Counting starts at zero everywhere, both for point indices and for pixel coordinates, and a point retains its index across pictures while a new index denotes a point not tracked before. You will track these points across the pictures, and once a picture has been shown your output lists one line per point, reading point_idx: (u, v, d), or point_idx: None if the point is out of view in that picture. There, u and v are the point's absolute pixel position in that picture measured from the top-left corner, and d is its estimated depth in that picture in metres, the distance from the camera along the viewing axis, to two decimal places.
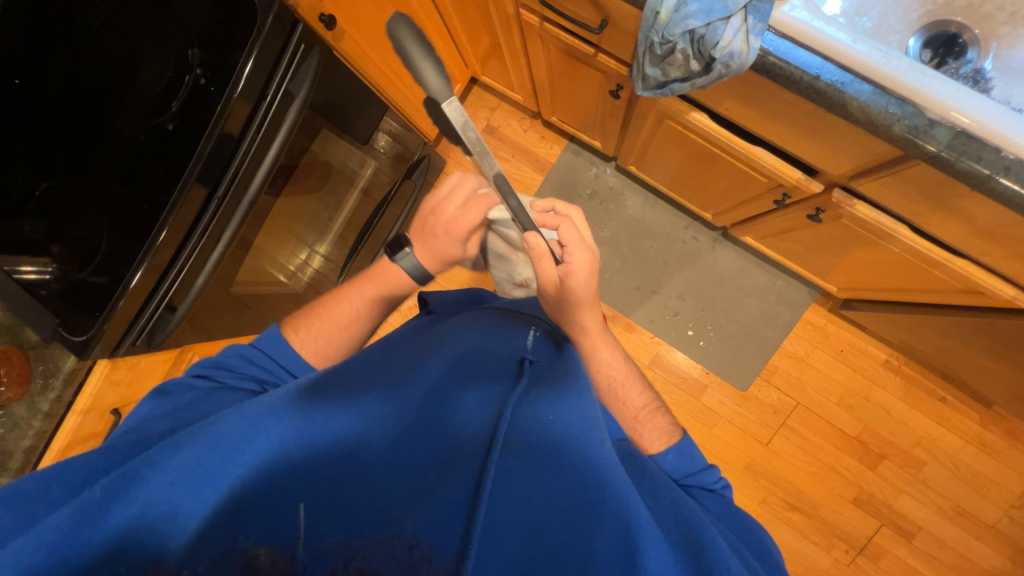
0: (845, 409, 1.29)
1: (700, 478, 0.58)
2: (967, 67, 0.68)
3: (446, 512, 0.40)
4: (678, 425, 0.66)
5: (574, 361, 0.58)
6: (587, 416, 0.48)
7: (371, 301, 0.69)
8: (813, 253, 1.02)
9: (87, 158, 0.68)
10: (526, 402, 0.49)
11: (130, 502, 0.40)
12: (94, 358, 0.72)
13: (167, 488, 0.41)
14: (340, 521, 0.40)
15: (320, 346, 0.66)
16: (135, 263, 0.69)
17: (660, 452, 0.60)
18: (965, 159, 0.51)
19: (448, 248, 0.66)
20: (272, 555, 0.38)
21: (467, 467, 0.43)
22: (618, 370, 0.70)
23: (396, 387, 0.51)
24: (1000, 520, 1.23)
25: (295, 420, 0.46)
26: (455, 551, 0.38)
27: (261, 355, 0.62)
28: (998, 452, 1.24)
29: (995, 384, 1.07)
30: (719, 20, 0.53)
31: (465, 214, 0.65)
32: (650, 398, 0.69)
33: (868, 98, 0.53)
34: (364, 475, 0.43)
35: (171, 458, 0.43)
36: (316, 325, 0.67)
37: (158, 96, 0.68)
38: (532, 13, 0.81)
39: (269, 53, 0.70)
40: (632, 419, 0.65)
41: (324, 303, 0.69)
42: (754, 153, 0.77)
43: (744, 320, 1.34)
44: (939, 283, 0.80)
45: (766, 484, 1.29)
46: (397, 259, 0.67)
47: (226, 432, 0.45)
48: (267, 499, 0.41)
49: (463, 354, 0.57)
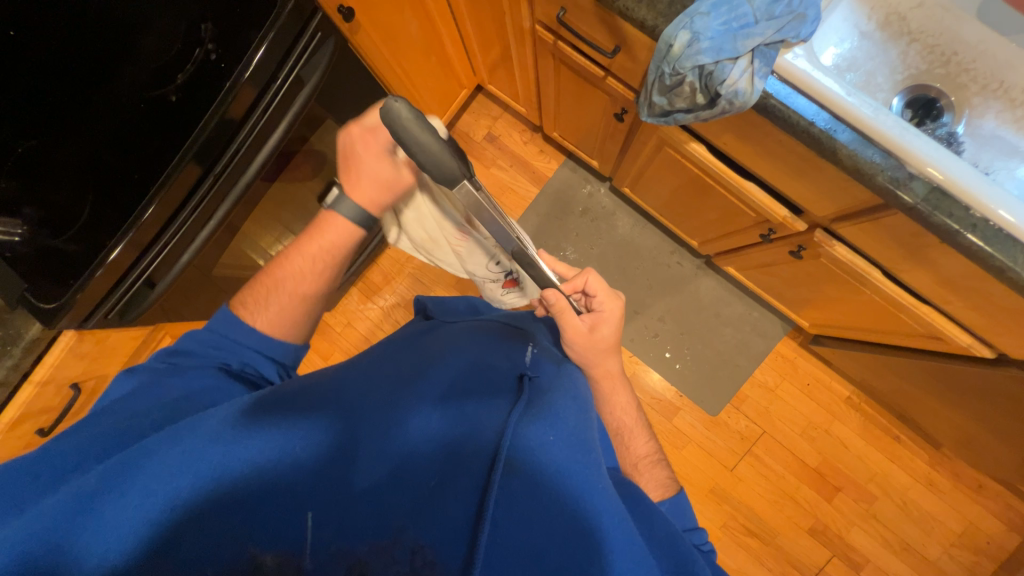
0: (807, 440, 1.34)
1: (694, 536, 0.59)
2: (943, 129, 0.73)
3: (451, 527, 0.42)
4: (675, 480, 0.67)
5: (570, 380, 0.59)
6: (581, 439, 0.50)
7: (318, 260, 0.66)
8: (789, 288, 1.07)
9: (71, 114, 0.61)
10: (530, 417, 0.50)
11: (126, 491, 0.44)
12: (61, 328, 0.70)
13: (161, 482, 0.44)
14: (342, 530, 0.42)
15: (275, 313, 0.64)
16: (114, 239, 0.67)
17: (657, 501, 0.62)
18: (938, 214, 0.56)
19: (372, 170, 0.64)
20: (279, 561, 0.40)
21: (469, 483, 0.45)
22: (629, 416, 0.72)
23: (398, 400, 0.52)
24: (942, 557, 1.29)
25: (293, 426, 0.48)
26: (460, 558, 0.40)
27: (220, 337, 0.61)
28: (943, 493, 1.31)
29: (944, 426, 1.14)
30: (727, 59, 0.56)
31: (373, 135, 0.63)
32: (654, 449, 0.71)
33: (855, 147, 0.57)
34: (371, 485, 0.44)
35: (167, 449, 0.46)
36: (262, 296, 0.65)
37: (160, 65, 0.64)
38: (548, 31, 0.84)
39: (283, 40, 0.70)
40: (632, 465, 0.68)
41: (268, 271, 0.66)
42: (745, 187, 0.81)
43: (719, 347, 1.38)
44: (904, 326, 0.85)
45: (728, 509, 1.33)
46: (336, 208, 0.66)
47: (222, 430, 0.47)
48: (274, 505, 0.43)
49: (465, 366, 0.58)
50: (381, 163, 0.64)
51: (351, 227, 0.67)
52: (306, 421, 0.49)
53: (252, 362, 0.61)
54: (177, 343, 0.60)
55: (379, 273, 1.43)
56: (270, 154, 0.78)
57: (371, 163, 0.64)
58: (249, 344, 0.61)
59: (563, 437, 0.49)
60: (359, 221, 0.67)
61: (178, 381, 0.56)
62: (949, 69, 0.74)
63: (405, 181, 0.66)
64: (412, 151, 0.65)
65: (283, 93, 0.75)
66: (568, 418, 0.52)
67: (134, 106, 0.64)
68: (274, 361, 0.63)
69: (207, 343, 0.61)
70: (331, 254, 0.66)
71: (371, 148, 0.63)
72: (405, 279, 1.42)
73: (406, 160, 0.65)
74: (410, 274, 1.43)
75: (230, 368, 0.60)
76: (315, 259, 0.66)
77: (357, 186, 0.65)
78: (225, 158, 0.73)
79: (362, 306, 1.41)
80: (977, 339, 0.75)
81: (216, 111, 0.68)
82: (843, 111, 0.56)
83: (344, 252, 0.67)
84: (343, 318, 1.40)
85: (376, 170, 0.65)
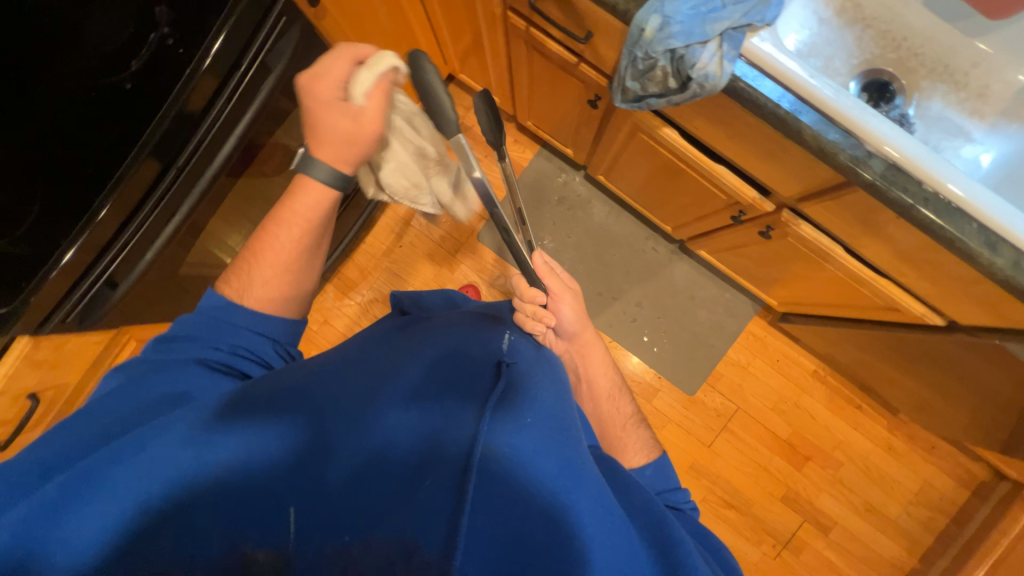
0: (778, 414, 1.41)
1: (672, 496, 0.62)
2: (896, 111, 0.77)
3: (429, 514, 0.41)
4: (658, 441, 0.70)
5: (549, 367, 0.58)
6: (562, 426, 0.49)
7: (302, 236, 0.63)
8: (758, 268, 1.11)
9: None
10: (507, 406, 0.47)
11: (94, 499, 0.44)
12: (15, 334, 0.65)
13: (135, 484, 0.45)
14: (325, 524, 0.43)
15: (262, 290, 0.61)
16: (68, 240, 0.64)
17: (639, 467, 0.64)
18: (895, 189, 0.59)
19: (329, 127, 0.60)
20: (270, 558, 0.42)
21: (446, 480, 0.43)
22: (608, 381, 0.73)
23: (371, 394, 0.51)
24: (900, 515, 1.39)
25: (259, 426, 0.48)
26: (442, 543, 0.40)
27: (210, 321, 0.59)
28: (901, 455, 1.40)
29: (901, 394, 1.22)
30: (697, 43, 0.57)
31: (324, 75, 0.60)
32: (634, 409, 0.73)
33: (818, 127, 0.60)
34: (347, 486, 0.44)
35: (136, 455, 0.46)
36: (248, 272, 0.62)
37: (112, 52, 0.60)
38: (520, 17, 0.83)
39: (246, 23, 0.67)
40: (619, 428, 0.69)
41: (251, 246, 0.64)
42: (717, 170, 0.83)
43: (694, 329, 1.43)
44: (864, 300, 0.90)
45: (706, 483, 1.38)
46: (309, 172, 0.62)
47: (190, 434, 0.48)
48: (254, 510, 0.44)
49: (442, 357, 0.56)
50: (332, 111, 0.59)
51: (324, 189, 0.63)
52: (279, 420, 0.49)
53: (237, 339, 0.59)
54: (169, 332, 0.58)
55: (354, 269, 1.40)
56: (237, 144, 0.75)
57: (331, 113, 0.59)
58: (237, 322, 0.59)
59: (543, 422, 0.48)
60: (333, 182, 0.62)
61: (158, 381, 0.54)
62: (899, 54, 0.78)
63: (360, 130, 0.60)
64: (363, 95, 0.59)
65: (248, 81, 0.72)
66: (547, 402, 0.50)
67: (84, 94, 0.60)
68: (268, 338, 0.61)
69: (201, 325, 0.59)
70: (311, 225, 0.63)
71: (320, 92, 0.59)
72: (382, 273, 1.40)
73: (368, 110, 0.60)
74: (387, 269, 1.40)
75: (208, 360, 0.57)
76: (296, 231, 0.63)
77: (321, 144, 0.60)
78: (189, 150, 0.70)
79: (339, 303, 1.38)
80: (928, 307, 0.80)
81: (174, 103, 0.65)
82: (806, 92, 0.59)
83: (325, 218, 0.64)
84: (319, 316, 1.37)
85: (335, 125, 0.59)
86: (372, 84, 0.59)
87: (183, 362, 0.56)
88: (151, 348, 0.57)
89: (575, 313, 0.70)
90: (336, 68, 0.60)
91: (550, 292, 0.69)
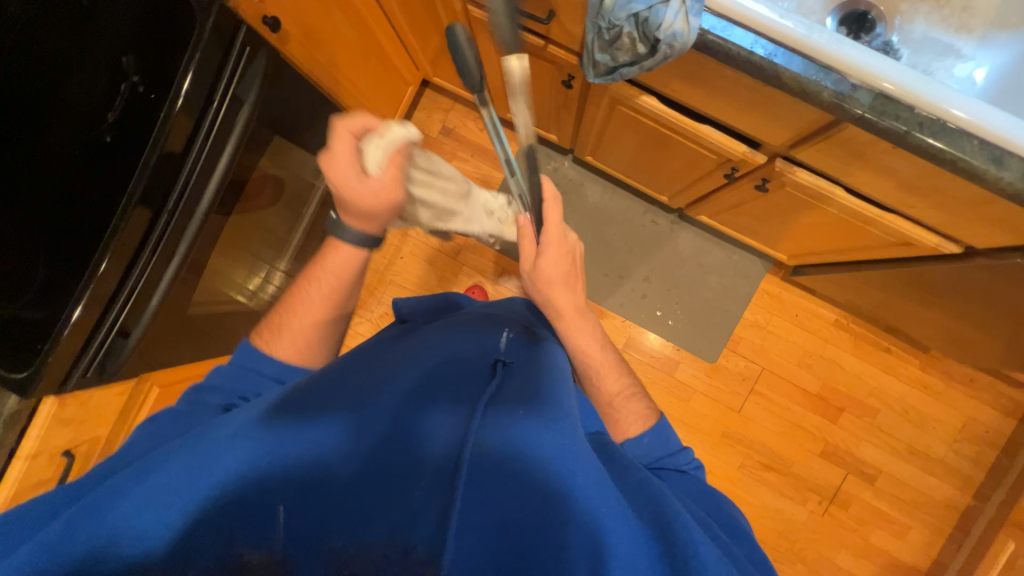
0: (805, 368, 1.38)
1: (674, 460, 0.63)
2: (878, 40, 0.75)
3: (413, 509, 0.44)
4: (655, 408, 0.69)
5: (546, 357, 0.60)
6: (558, 411, 0.51)
7: (326, 297, 0.66)
8: (762, 224, 1.09)
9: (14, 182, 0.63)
10: (496, 407, 0.51)
11: (97, 533, 0.42)
12: (39, 395, 0.67)
13: (134, 516, 0.43)
14: (318, 528, 0.44)
15: (290, 344, 0.65)
16: (75, 297, 0.64)
17: (635, 437, 0.64)
18: (885, 119, 0.57)
19: (354, 203, 0.60)
20: (264, 558, 0.43)
21: (435, 483, 0.46)
22: (600, 357, 0.70)
23: (365, 400, 0.53)
24: (947, 454, 1.35)
25: (262, 437, 0.48)
26: (432, 537, 0.42)
27: (242, 368, 0.62)
28: (939, 393, 1.36)
29: (930, 330, 1.18)
30: (660, 3, 0.56)
31: (334, 155, 0.59)
32: (628, 379, 0.71)
33: (797, 68, 0.58)
34: (342, 492, 0.46)
35: (137, 485, 0.44)
36: (283, 326, 0.66)
37: (89, 108, 0.64)
38: (480, 8, 0.83)
39: (210, 63, 0.67)
40: (609, 404, 0.69)
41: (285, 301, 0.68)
42: (702, 130, 0.81)
43: (706, 296, 1.40)
44: (875, 239, 0.87)
45: (742, 449, 1.37)
46: (337, 235, 0.65)
47: (193, 458, 0.46)
48: (250, 516, 0.44)
49: (435, 363, 0.58)
50: (357, 192, 0.59)
51: (353, 253, 0.66)
52: (293, 428, 0.49)
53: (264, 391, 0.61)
54: (204, 381, 0.61)
55: None
56: (223, 180, 0.73)
57: (353, 196, 0.59)
58: (266, 373, 0.62)
59: (532, 415, 0.50)
60: (362, 244, 0.65)
61: (187, 416, 0.55)
62: None
63: (387, 203, 0.61)
64: (378, 168, 0.59)
65: (223, 116, 0.71)
66: (533, 396, 0.53)
67: (70, 153, 0.64)
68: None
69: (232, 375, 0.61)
70: (336, 284, 0.67)
71: (340, 176, 0.59)
72: (388, 286, 1.41)
73: (385, 178, 0.60)
74: (392, 282, 1.41)
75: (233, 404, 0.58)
76: (324, 295, 0.66)
77: (349, 219, 0.63)
78: (176, 192, 0.69)
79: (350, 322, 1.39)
80: (943, 237, 0.77)
81: (154, 147, 0.65)
82: (777, 35, 0.57)
83: (350, 281, 0.67)
84: None
85: (357, 202, 0.60)
86: (386, 155, 0.60)
87: (212, 407, 0.57)
88: (185, 397, 0.59)
89: (565, 265, 0.67)
90: (342, 145, 0.59)
91: (540, 223, 0.65)
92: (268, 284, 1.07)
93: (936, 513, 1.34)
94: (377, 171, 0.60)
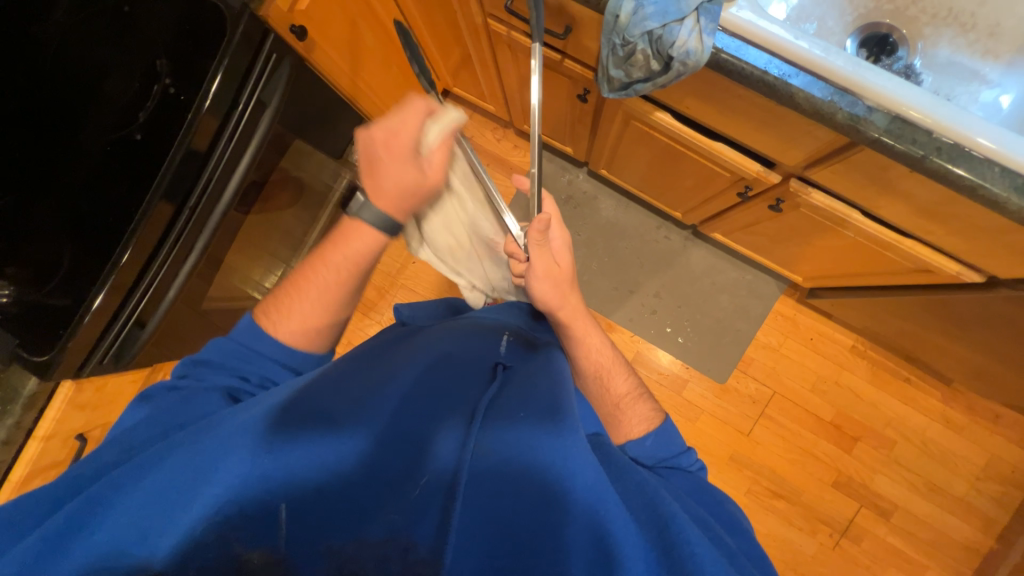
0: (819, 394, 1.34)
1: (677, 461, 0.62)
2: (899, 64, 0.74)
3: (420, 508, 0.45)
4: (660, 409, 0.69)
5: (545, 361, 0.61)
6: (553, 411, 0.51)
7: (341, 269, 0.63)
8: (777, 244, 1.07)
9: (54, 177, 0.67)
10: (494, 412, 0.53)
11: (99, 528, 0.43)
12: (58, 379, 0.70)
13: (136, 511, 0.44)
14: (326, 524, 0.44)
15: (296, 325, 0.62)
16: (98, 285, 0.67)
17: (639, 437, 0.63)
18: (902, 142, 0.56)
19: (392, 170, 0.60)
20: (265, 557, 0.43)
21: (432, 489, 0.46)
22: (605, 355, 0.71)
23: (366, 399, 0.52)
24: (969, 492, 1.28)
25: (267, 439, 0.47)
26: (433, 535, 0.44)
27: (241, 348, 0.61)
28: (961, 428, 1.30)
29: (953, 362, 1.14)
30: (674, 21, 0.57)
31: (400, 125, 0.60)
32: (634, 381, 0.71)
33: (811, 89, 0.57)
34: (346, 486, 0.46)
35: (137, 482, 0.46)
36: (292, 303, 0.63)
37: (125, 107, 0.68)
38: (500, 23, 0.85)
39: (237, 68, 0.70)
40: (612, 407, 0.67)
41: (296, 277, 0.65)
42: (715, 148, 0.81)
43: (718, 314, 1.38)
44: (893, 264, 0.85)
45: (750, 474, 1.33)
46: (360, 215, 0.62)
47: (196, 454, 0.47)
48: (255, 513, 0.44)
49: (436, 365, 0.59)
50: (403, 163, 0.60)
51: (375, 230, 0.63)
52: (301, 432, 0.48)
53: (264, 376, 0.60)
54: (199, 353, 0.60)
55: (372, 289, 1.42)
56: (241, 181, 0.75)
57: (397, 168, 0.60)
58: (270, 356, 0.61)
59: (531, 420, 0.50)
60: (383, 225, 0.62)
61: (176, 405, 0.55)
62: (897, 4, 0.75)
63: (432, 181, 0.63)
64: (430, 146, 0.62)
65: (247, 117, 0.73)
66: (531, 399, 0.53)
67: (102, 148, 0.68)
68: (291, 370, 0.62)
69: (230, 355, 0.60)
70: (355, 258, 0.63)
71: (395, 147, 0.60)
72: (399, 290, 1.42)
73: (433, 159, 0.62)
74: (404, 286, 1.43)
75: (232, 390, 0.58)
76: (335, 268, 0.63)
77: (381, 192, 0.61)
78: (198, 189, 0.71)
79: (360, 325, 1.41)
80: (965, 265, 0.75)
81: (180, 144, 0.67)
82: (793, 56, 0.57)
83: (368, 264, 0.64)
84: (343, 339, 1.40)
85: (394, 171, 0.60)
86: (444, 134, 0.62)
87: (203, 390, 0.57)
88: (181, 368, 0.59)
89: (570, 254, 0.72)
90: (407, 119, 0.60)
91: None
92: (282, 281, 1.10)
93: (956, 555, 1.28)
94: (429, 151, 0.62)
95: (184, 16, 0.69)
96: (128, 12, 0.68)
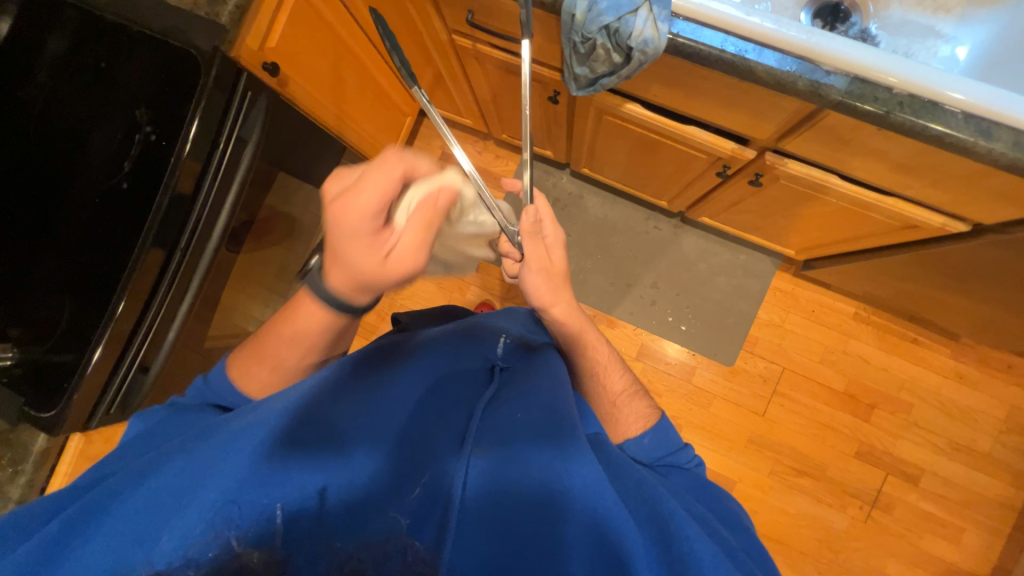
0: (828, 365, 1.33)
1: (676, 459, 0.62)
2: (854, 29, 0.76)
3: (422, 509, 0.46)
4: (656, 407, 0.68)
5: (542, 362, 0.63)
6: (551, 410, 0.53)
7: (307, 331, 0.56)
8: (765, 220, 1.08)
9: (43, 234, 0.68)
10: (494, 415, 0.55)
11: (91, 536, 0.41)
12: (67, 433, 0.70)
13: (134, 518, 0.42)
14: (325, 527, 0.43)
15: (270, 376, 0.59)
16: (95, 339, 0.67)
17: (637, 436, 0.63)
18: (863, 102, 0.57)
19: (356, 254, 0.48)
20: (265, 558, 0.40)
21: (434, 492, 0.47)
22: (600, 354, 0.70)
23: (370, 403, 0.53)
24: (993, 447, 1.27)
25: (271, 439, 0.46)
26: (434, 539, 0.44)
27: (227, 369, 0.59)
28: (976, 383, 1.29)
29: (957, 316, 1.13)
30: (628, 12, 0.59)
31: (358, 192, 0.46)
32: (631, 379, 0.70)
33: (768, 61, 0.59)
34: (349, 488, 0.45)
35: (135, 488, 0.44)
36: (256, 356, 0.59)
37: (111, 159, 0.70)
38: (464, 37, 0.87)
39: (213, 110, 0.72)
40: (610, 405, 0.66)
41: (257, 332, 0.59)
42: (687, 131, 0.82)
43: (717, 297, 1.38)
44: (879, 225, 0.86)
45: (771, 454, 1.31)
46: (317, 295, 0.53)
47: (195, 461, 0.45)
48: (254, 517, 0.42)
49: (437, 371, 0.60)
50: (363, 240, 0.47)
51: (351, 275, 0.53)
52: (307, 434, 0.47)
53: (254, 382, 0.58)
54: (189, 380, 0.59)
55: (371, 313, 1.43)
56: (228, 223, 0.77)
57: (354, 241, 0.47)
58: (252, 373, 0.58)
59: (534, 424, 0.52)
60: (341, 308, 0.53)
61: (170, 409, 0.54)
62: None
63: (403, 265, 0.49)
64: (401, 224, 0.49)
65: (228, 156, 0.75)
66: (531, 399, 0.55)
67: (92, 201, 0.69)
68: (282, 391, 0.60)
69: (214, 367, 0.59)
70: (318, 326, 0.56)
71: (354, 217, 0.46)
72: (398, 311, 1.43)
73: (402, 234, 0.49)
74: (403, 305, 1.43)
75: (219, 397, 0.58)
76: (303, 330, 0.56)
77: (337, 272, 0.50)
78: (187, 233, 0.73)
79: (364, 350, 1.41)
80: (949, 217, 0.75)
81: (165, 190, 0.69)
82: (747, 31, 0.58)
83: (337, 325, 0.56)
84: None
85: (358, 252, 0.48)
86: (409, 216, 0.50)
87: None
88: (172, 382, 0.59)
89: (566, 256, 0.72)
90: (367, 185, 0.46)
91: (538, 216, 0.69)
92: None
93: (990, 513, 1.25)
94: (400, 231, 0.49)
95: (159, 67, 0.71)
96: (105, 68, 0.70)
